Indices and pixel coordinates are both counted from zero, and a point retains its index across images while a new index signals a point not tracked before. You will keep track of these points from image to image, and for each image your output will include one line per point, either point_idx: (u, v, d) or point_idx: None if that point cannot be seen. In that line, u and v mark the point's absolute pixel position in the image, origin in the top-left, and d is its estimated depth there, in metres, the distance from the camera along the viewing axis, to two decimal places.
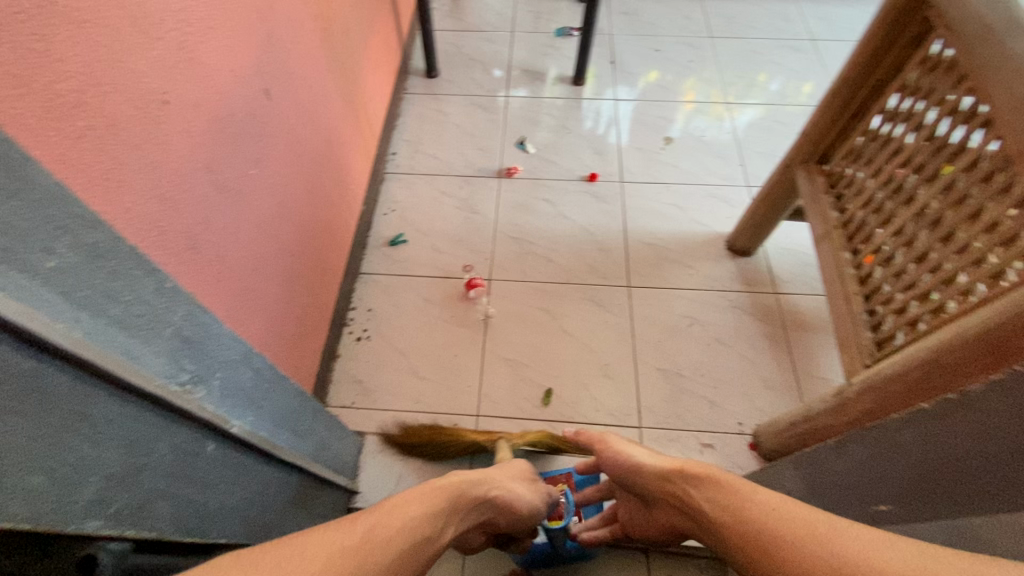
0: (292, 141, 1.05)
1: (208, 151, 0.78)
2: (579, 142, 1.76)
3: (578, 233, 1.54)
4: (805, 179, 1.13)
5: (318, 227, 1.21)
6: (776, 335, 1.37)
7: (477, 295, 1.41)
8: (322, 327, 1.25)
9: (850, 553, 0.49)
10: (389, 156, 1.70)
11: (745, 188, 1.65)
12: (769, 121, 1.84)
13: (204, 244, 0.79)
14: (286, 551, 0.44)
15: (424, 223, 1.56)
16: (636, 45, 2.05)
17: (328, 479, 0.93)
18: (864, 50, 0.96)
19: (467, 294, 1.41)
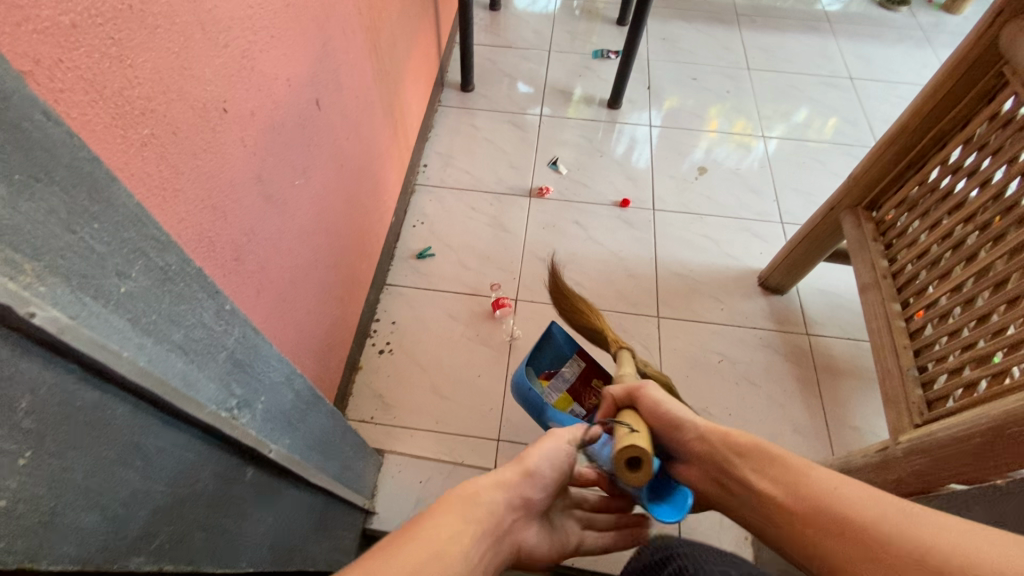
0: (336, 151, 1.04)
1: (259, 159, 0.77)
2: (612, 166, 1.74)
3: (608, 259, 1.52)
4: (853, 225, 1.11)
5: (353, 238, 1.19)
6: (807, 380, 1.34)
7: (503, 315, 1.39)
8: (347, 339, 1.23)
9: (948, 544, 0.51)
10: (421, 167, 1.69)
11: (779, 225, 1.63)
12: (804, 157, 1.82)
13: (247, 254, 0.76)
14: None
15: (453, 237, 1.53)
16: (673, 72, 2.05)
17: (348, 501, 0.90)
18: (927, 100, 0.94)
19: (493, 314, 1.39)
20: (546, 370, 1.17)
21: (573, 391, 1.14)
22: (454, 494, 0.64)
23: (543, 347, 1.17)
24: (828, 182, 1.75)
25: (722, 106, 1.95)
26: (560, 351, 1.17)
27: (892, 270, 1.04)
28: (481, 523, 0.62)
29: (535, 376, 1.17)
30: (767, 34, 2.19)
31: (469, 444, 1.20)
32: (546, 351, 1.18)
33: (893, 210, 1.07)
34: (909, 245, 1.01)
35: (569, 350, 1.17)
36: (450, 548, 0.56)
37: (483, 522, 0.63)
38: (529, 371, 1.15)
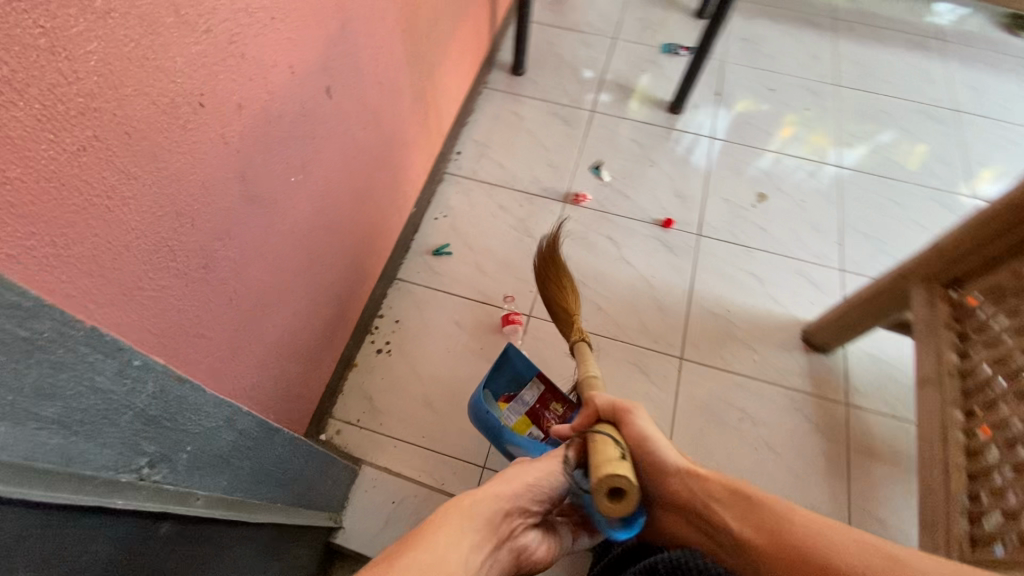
0: (346, 142, 0.95)
1: (244, 156, 0.69)
2: (659, 179, 1.59)
3: (637, 285, 1.40)
4: (924, 305, 0.94)
5: (361, 233, 1.11)
6: (836, 457, 1.20)
7: (511, 332, 1.30)
8: (343, 336, 1.17)
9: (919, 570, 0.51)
10: (454, 154, 1.59)
11: (837, 272, 1.45)
12: (883, 197, 1.59)
13: (220, 261, 0.70)
14: None
15: (475, 237, 1.44)
16: (748, 79, 1.83)
17: (306, 523, 0.85)
18: None
19: (502, 328, 1.30)
20: (504, 393, 1.09)
21: (534, 414, 1.07)
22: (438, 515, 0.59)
23: (501, 368, 1.08)
24: (905, 230, 1.53)
25: (795, 121, 1.74)
26: (521, 372, 1.09)
27: (961, 368, 0.88)
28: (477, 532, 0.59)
29: (493, 399, 1.08)
30: (865, 46, 1.93)
31: (452, 467, 1.14)
32: (504, 372, 1.09)
33: (978, 297, 0.90)
34: (989, 345, 0.86)
35: (529, 372, 1.09)
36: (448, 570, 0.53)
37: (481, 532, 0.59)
38: (487, 395, 1.07)
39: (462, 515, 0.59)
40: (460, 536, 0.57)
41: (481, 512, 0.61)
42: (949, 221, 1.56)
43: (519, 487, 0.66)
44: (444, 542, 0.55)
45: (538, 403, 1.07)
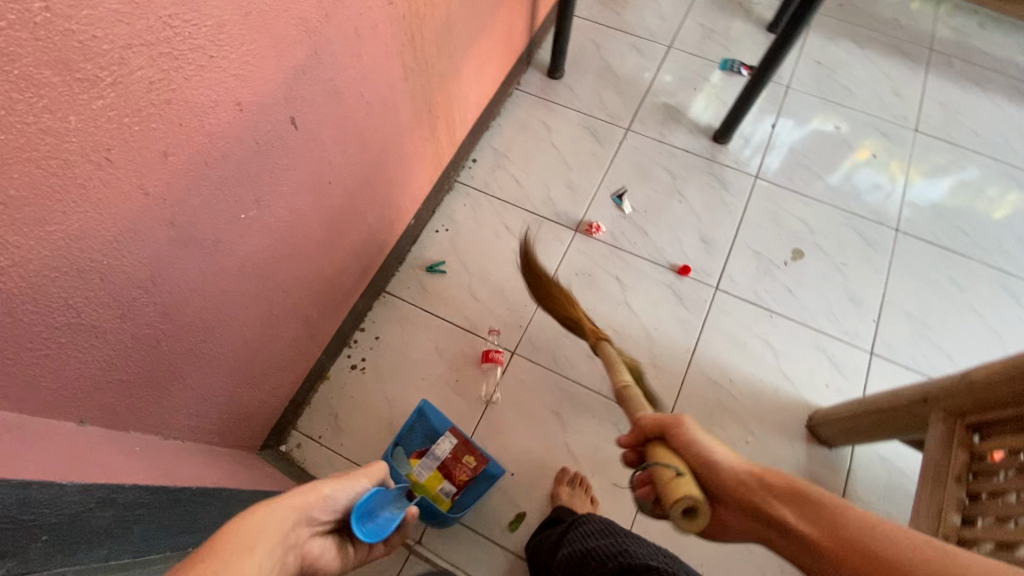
0: (319, 169, 0.89)
1: (173, 204, 0.64)
2: (686, 218, 1.44)
3: (635, 336, 1.29)
4: (938, 446, 0.83)
5: (339, 253, 1.06)
6: None
7: (490, 368, 1.24)
8: (313, 352, 1.14)
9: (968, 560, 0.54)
10: (468, 162, 1.50)
11: (866, 355, 1.29)
12: (941, 273, 1.39)
13: (142, 309, 0.66)
14: None
15: (473, 258, 1.37)
16: (813, 112, 1.63)
17: None
18: None
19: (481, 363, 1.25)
20: (416, 450, 1.12)
21: (446, 469, 1.09)
22: (234, 523, 0.53)
23: (414, 424, 1.13)
24: (958, 317, 1.33)
25: (870, 150, 1.57)
26: (432, 428, 1.14)
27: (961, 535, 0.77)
28: (267, 547, 0.53)
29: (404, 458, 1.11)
30: (959, 88, 1.68)
31: None
32: (416, 429, 1.14)
33: (1002, 451, 0.76)
34: (1000, 517, 0.73)
35: (439, 425, 1.13)
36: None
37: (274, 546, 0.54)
38: (397, 452, 1.10)
39: (261, 524, 0.54)
40: (253, 549, 0.51)
41: (278, 522, 0.56)
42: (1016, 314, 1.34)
43: (316, 496, 0.62)
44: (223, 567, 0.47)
45: (449, 456, 1.09)
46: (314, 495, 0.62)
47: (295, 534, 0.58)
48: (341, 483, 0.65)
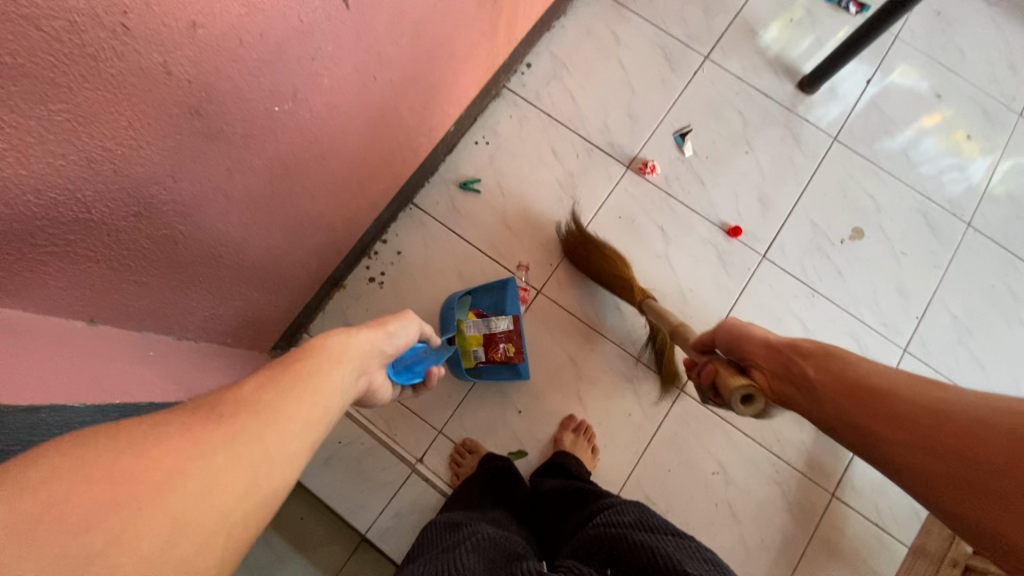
0: (365, 60, 0.76)
1: (198, 90, 0.53)
2: (748, 173, 1.31)
3: (668, 292, 1.23)
4: None
5: (374, 158, 0.96)
6: (793, 544, 1.12)
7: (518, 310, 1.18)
8: (333, 259, 1.07)
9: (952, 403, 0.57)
10: (521, 67, 1.32)
11: (899, 352, 1.24)
12: (1000, 279, 1.31)
13: (160, 209, 0.58)
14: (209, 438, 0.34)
15: (512, 180, 1.26)
16: (916, 71, 1.43)
17: None
18: None
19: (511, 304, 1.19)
20: (479, 310, 1.15)
21: (488, 338, 1.11)
22: (328, 337, 0.53)
23: (494, 289, 1.15)
24: (1005, 330, 1.28)
25: (940, 117, 1.40)
26: (503, 306, 1.15)
27: None
28: (354, 362, 0.54)
29: (466, 307, 1.15)
30: None
31: (408, 422, 1.13)
32: (493, 294, 1.16)
33: None
34: None
35: (511, 308, 1.13)
36: (330, 399, 0.46)
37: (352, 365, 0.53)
38: (465, 300, 1.15)
39: (354, 342, 0.55)
40: (337, 365, 0.50)
41: (359, 346, 0.56)
42: None
43: (381, 330, 0.61)
44: (310, 368, 0.47)
45: (501, 334, 1.11)
46: (380, 329, 0.61)
47: (367, 363, 0.58)
48: (400, 322, 0.65)
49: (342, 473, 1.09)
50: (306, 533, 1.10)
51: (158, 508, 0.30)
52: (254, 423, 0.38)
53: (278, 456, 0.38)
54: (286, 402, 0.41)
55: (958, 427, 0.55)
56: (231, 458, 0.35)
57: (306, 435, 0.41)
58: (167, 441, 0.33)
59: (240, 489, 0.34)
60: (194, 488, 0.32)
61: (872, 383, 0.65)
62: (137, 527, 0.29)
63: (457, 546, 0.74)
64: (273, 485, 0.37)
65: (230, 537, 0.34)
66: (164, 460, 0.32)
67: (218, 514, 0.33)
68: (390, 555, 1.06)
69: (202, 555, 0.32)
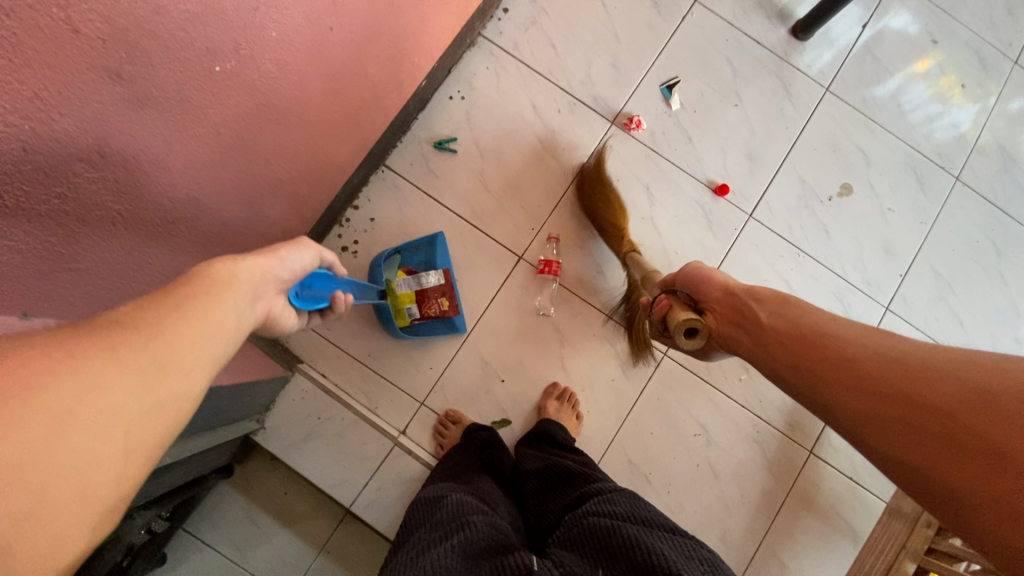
0: (319, 9, 0.67)
1: (117, 50, 0.45)
2: (737, 127, 1.25)
3: (653, 253, 1.20)
4: None
5: (337, 119, 0.88)
6: (771, 499, 1.15)
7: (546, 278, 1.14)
8: (301, 229, 1.01)
9: (904, 350, 0.57)
10: (497, 12, 1.22)
11: (880, 309, 1.24)
12: (983, 234, 1.30)
13: (88, 189, 0.51)
14: (82, 345, 0.33)
15: (489, 138, 1.18)
16: (914, 13, 1.35)
17: (190, 435, 0.79)
18: None
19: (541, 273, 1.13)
20: (409, 268, 1.12)
21: (421, 295, 1.09)
22: (211, 264, 0.49)
23: (421, 246, 1.12)
24: (986, 286, 1.28)
25: (930, 63, 1.34)
26: (433, 261, 1.13)
27: None
28: (247, 289, 0.50)
29: (395, 266, 1.11)
30: None
31: (387, 394, 1.10)
32: (422, 251, 1.13)
33: None
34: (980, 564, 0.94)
35: (442, 263, 1.12)
36: (224, 318, 0.45)
37: (251, 289, 0.51)
38: (393, 259, 1.11)
39: (243, 269, 0.51)
40: (232, 286, 0.48)
41: (248, 273, 0.51)
42: None
43: (270, 255, 0.57)
44: (192, 292, 0.44)
45: (432, 288, 1.09)
46: (272, 255, 0.57)
47: (261, 290, 0.54)
48: (293, 247, 0.61)
49: (324, 449, 1.07)
50: (290, 508, 1.10)
51: (32, 400, 0.29)
52: (134, 337, 0.36)
53: (169, 364, 0.37)
54: (170, 313, 0.40)
55: (908, 373, 0.55)
56: (110, 366, 0.34)
57: (202, 349, 0.41)
58: (29, 348, 0.31)
59: (128, 393, 0.34)
60: (74, 389, 0.31)
61: (838, 335, 0.63)
62: (12, 421, 0.28)
63: (440, 524, 0.73)
64: (169, 392, 0.37)
65: (130, 435, 0.34)
66: (24, 363, 0.30)
67: (109, 414, 0.32)
68: (376, 526, 1.07)
69: (98, 449, 0.32)
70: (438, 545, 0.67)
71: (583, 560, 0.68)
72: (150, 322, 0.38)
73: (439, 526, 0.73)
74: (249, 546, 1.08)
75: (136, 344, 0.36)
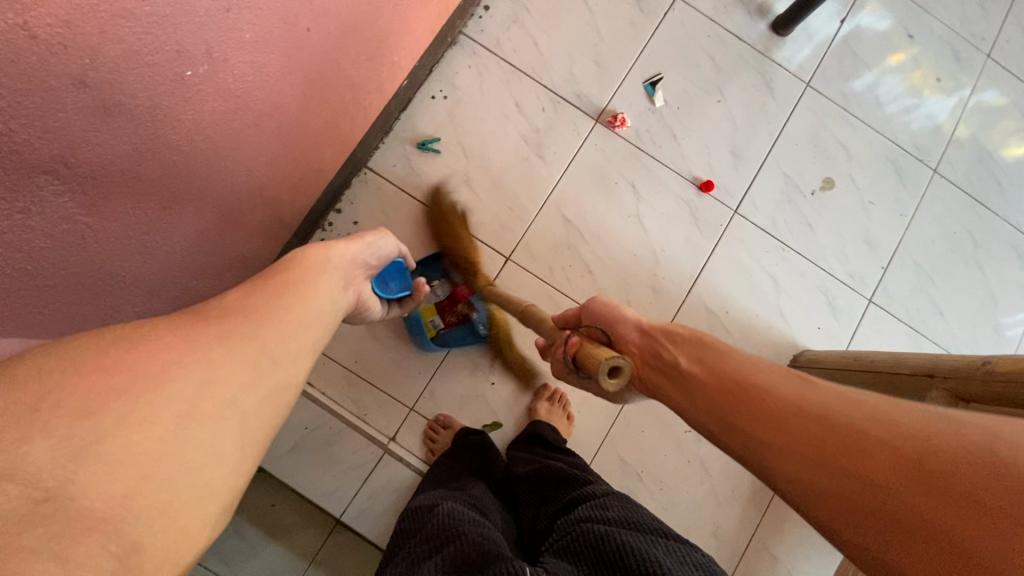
0: (293, 9, 0.65)
1: (80, 57, 0.43)
2: (720, 123, 1.26)
3: (640, 252, 1.20)
4: None
5: (316, 121, 0.86)
6: (761, 493, 1.17)
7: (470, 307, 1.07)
8: (282, 235, 0.98)
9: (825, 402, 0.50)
10: (478, 10, 1.20)
11: (864, 303, 1.26)
12: (960, 225, 1.32)
13: (54, 203, 0.49)
14: (204, 334, 0.39)
15: (473, 138, 1.17)
16: (890, 8, 1.36)
17: None
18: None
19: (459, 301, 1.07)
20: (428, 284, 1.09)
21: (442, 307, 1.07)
22: (309, 249, 0.57)
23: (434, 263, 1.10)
24: (964, 276, 1.30)
25: (906, 56, 1.36)
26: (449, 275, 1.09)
27: None
28: (338, 272, 0.58)
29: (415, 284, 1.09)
30: None
31: (376, 400, 1.09)
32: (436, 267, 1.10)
33: None
34: None
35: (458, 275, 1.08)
36: (316, 309, 0.51)
37: (330, 275, 0.57)
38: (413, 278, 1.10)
39: (334, 254, 0.60)
40: (318, 278, 0.54)
41: (339, 259, 0.60)
42: (1017, 280, 1.33)
43: (360, 241, 0.65)
44: (300, 277, 0.52)
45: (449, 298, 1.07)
46: (359, 241, 0.65)
47: (351, 272, 0.62)
48: (378, 233, 0.69)
49: (313, 459, 1.05)
50: (279, 520, 1.07)
51: (162, 392, 0.34)
52: (245, 329, 0.42)
53: (274, 354, 0.42)
54: (270, 307, 0.46)
55: (841, 439, 0.47)
56: (226, 354, 0.39)
57: (300, 341, 0.46)
58: (157, 342, 0.36)
59: (243, 380, 0.39)
60: (199, 377, 0.36)
61: (766, 390, 0.55)
62: (145, 407, 0.33)
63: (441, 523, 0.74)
64: (276, 380, 0.42)
65: (245, 424, 0.38)
66: (156, 354, 0.35)
67: (228, 399, 0.37)
68: (367, 536, 1.05)
69: (218, 439, 0.36)
70: (430, 564, 0.66)
71: (576, 570, 0.68)
72: (258, 313, 0.44)
73: (431, 538, 0.72)
74: (238, 560, 1.06)
75: (247, 333, 0.42)
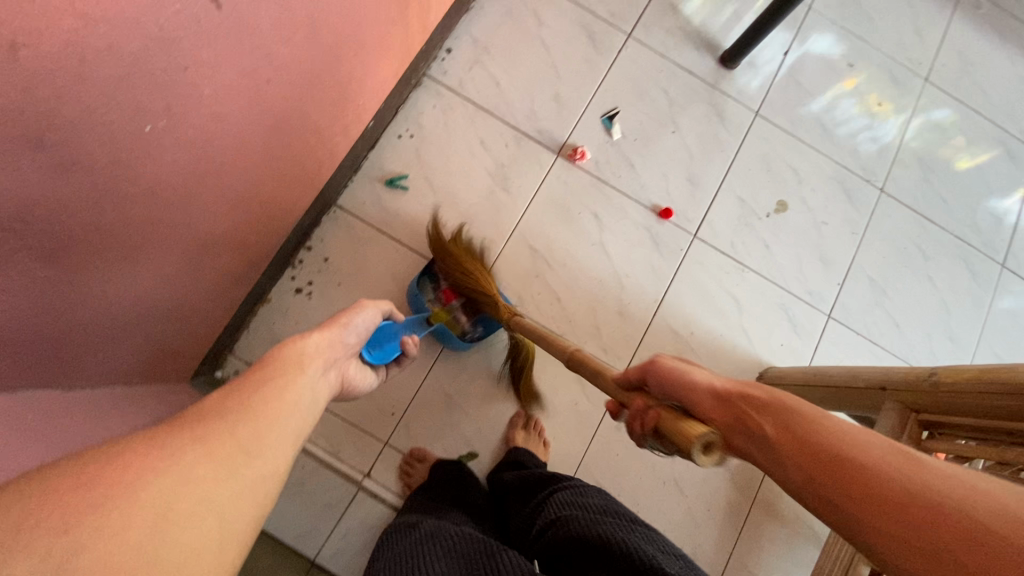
0: (252, 64, 0.68)
1: (36, 122, 0.45)
2: (676, 152, 1.32)
3: (608, 278, 1.23)
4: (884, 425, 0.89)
5: (282, 165, 0.88)
6: (736, 511, 1.18)
7: None
8: (250, 275, 1.00)
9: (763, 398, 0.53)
10: (441, 52, 1.26)
11: (823, 318, 1.31)
12: (909, 240, 1.39)
13: (10, 257, 0.50)
14: (179, 438, 0.37)
15: (440, 174, 1.20)
16: (832, 40, 1.46)
17: None
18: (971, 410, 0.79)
19: None
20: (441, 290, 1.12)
21: None
22: (285, 347, 0.53)
23: None
24: (917, 289, 1.36)
25: (858, 81, 1.45)
26: None
27: None
28: (316, 364, 0.55)
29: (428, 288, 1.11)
30: (982, 36, 1.56)
31: (350, 435, 1.09)
32: None
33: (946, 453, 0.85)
34: None
35: None
36: (296, 396, 0.48)
37: (309, 362, 0.54)
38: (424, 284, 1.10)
39: (309, 346, 0.56)
40: (300, 370, 0.52)
41: (317, 345, 0.57)
42: (967, 289, 1.39)
43: (337, 324, 0.63)
44: (276, 370, 0.49)
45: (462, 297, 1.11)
46: (338, 324, 0.63)
47: (331, 356, 0.59)
48: (356, 313, 0.68)
49: (285, 499, 1.04)
50: None
51: (135, 500, 0.32)
52: (221, 426, 0.39)
53: (251, 448, 0.40)
54: (249, 399, 0.44)
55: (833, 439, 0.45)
56: (203, 455, 0.37)
57: (279, 429, 0.44)
58: (131, 453, 0.34)
59: (218, 480, 0.36)
60: (170, 482, 0.34)
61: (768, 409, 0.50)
62: (117, 517, 0.31)
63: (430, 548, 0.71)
64: (256, 473, 0.39)
65: (223, 526, 0.35)
66: (131, 464, 0.33)
67: (201, 502, 0.35)
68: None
69: (194, 546, 0.33)
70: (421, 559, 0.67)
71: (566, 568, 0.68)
72: (234, 407, 0.42)
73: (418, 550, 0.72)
74: None
75: (221, 432, 0.39)
